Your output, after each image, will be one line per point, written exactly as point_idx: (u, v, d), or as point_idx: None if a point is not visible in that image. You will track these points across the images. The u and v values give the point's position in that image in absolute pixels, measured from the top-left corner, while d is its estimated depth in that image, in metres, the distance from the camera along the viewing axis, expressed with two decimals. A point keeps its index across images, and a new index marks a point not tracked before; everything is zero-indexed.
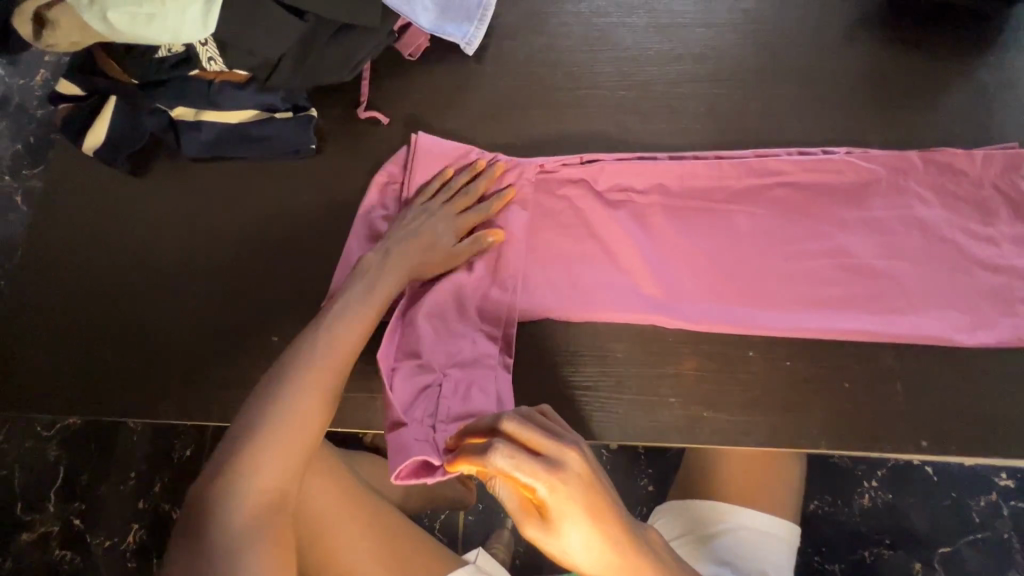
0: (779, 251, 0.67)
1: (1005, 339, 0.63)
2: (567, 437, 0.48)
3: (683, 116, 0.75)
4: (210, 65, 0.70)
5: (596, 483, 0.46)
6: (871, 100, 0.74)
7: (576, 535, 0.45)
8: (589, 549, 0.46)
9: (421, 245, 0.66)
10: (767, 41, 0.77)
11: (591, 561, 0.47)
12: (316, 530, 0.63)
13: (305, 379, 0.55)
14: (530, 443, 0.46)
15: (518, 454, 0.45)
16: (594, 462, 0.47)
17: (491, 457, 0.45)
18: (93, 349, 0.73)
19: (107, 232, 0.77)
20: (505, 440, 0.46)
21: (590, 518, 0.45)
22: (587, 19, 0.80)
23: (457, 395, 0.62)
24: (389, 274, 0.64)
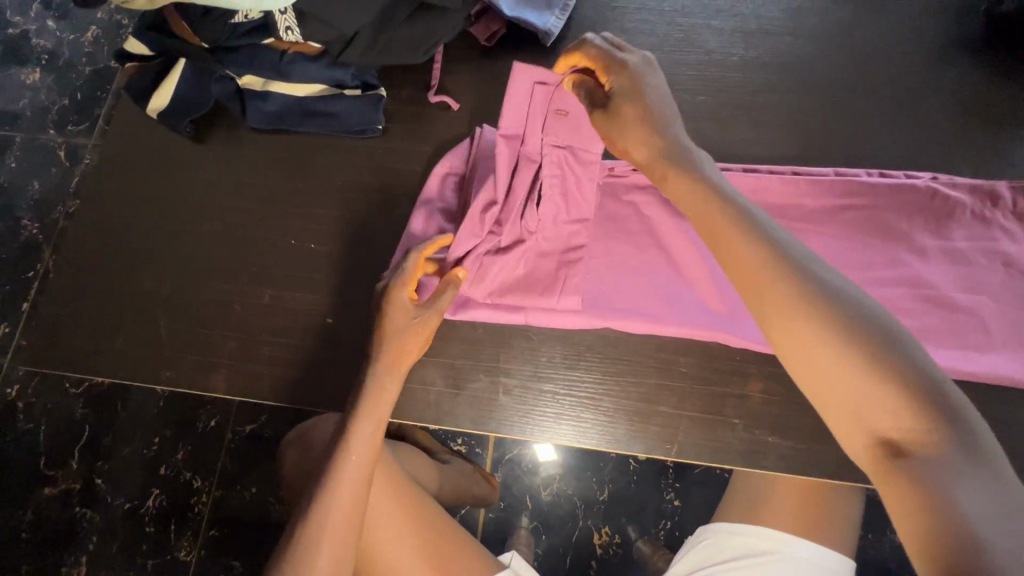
0: (853, 276, 0.64)
1: None
2: (632, 55, 0.58)
3: (763, 127, 0.72)
4: (287, 34, 0.68)
5: (642, 95, 0.56)
6: (963, 126, 0.71)
7: (622, 77, 0.57)
8: (636, 113, 0.55)
9: (403, 348, 0.60)
10: (858, 54, 0.74)
11: (646, 154, 0.54)
12: (370, 528, 0.65)
13: (318, 535, 0.55)
14: (597, 62, 0.58)
15: (600, 51, 0.58)
16: (645, 75, 0.57)
17: (581, 44, 0.59)
18: (141, 314, 0.71)
19: (165, 195, 0.75)
20: (591, 46, 0.58)
21: (639, 97, 0.56)
22: (671, 18, 0.77)
23: (553, 204, 0.63)
24: (379, 390, 0.59)
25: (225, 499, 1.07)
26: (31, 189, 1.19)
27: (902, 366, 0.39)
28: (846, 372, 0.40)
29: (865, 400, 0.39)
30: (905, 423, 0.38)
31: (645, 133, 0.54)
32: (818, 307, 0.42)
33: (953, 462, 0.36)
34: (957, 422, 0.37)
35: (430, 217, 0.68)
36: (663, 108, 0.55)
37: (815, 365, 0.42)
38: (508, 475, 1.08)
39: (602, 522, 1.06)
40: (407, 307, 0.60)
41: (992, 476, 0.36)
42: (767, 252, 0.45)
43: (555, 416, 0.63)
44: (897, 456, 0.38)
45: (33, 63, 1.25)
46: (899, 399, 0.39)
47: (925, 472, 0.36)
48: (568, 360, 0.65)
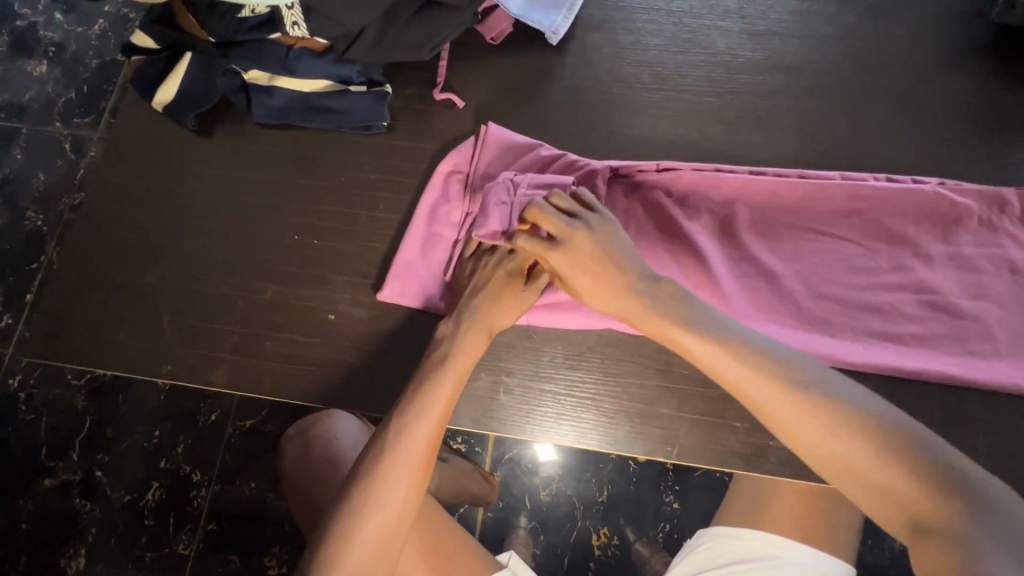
0: (857, 282, 0.64)
1: None
2: (569, 228, 0.58)
3: (770, 130, 0.72)
4: (294, 30, 0.68)
5: (594, 265, 0.58)
6: (972, 132, 0.70)
7: (564, 262, 0.58)
8: (594, 289, 0.58)
9: (495, 318, 0.62)
10: (866, 58, 0.73)
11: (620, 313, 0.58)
12: None
13: (377, 508, 0.55)
14: (535, 251, 0.59)
15: (535, 241, 0.59)
16: (590, 244, 0.58)
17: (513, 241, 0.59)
18: (143, 307, 0.71)
19: (170, 188, 0.75)
20: (524, 239, 0.59)
21: (589, 273, 0.58)
22: (678, 18, 0.76)
23: None
24: (460, 356, 0.60)
25: (224, 493, 1.07)
26: (36, 181, 1.20)
27: (917, 455, 0.46)
28: (872, 469, 0.47)
29: (884, 487, 0.47)
30: (923, 503, 0.45)
31: (612, 293, 0.58)
32: (827, 416, 0.48)
33: (974, 535, 0.43)
34: (969, 495, 0.45)
35: (434, 216, 0.69)
36: (615, 272, 0.58)
37: (839, 467, 0.48)
38: (508, 474, 1.08)
39: (600, 524, 1.06)
40: (516, 279, 0.63)
41: (1006, 535, 0.43)
42: (770, 372, 0.50)
43: (555, 417, 0.63)
44: (924, 534, 0.45)
45: (39, 55, 1.25)
46: (920, 484, 0.46)
47: (952, 550, 0.44)
48: (569, 361, 0.64)
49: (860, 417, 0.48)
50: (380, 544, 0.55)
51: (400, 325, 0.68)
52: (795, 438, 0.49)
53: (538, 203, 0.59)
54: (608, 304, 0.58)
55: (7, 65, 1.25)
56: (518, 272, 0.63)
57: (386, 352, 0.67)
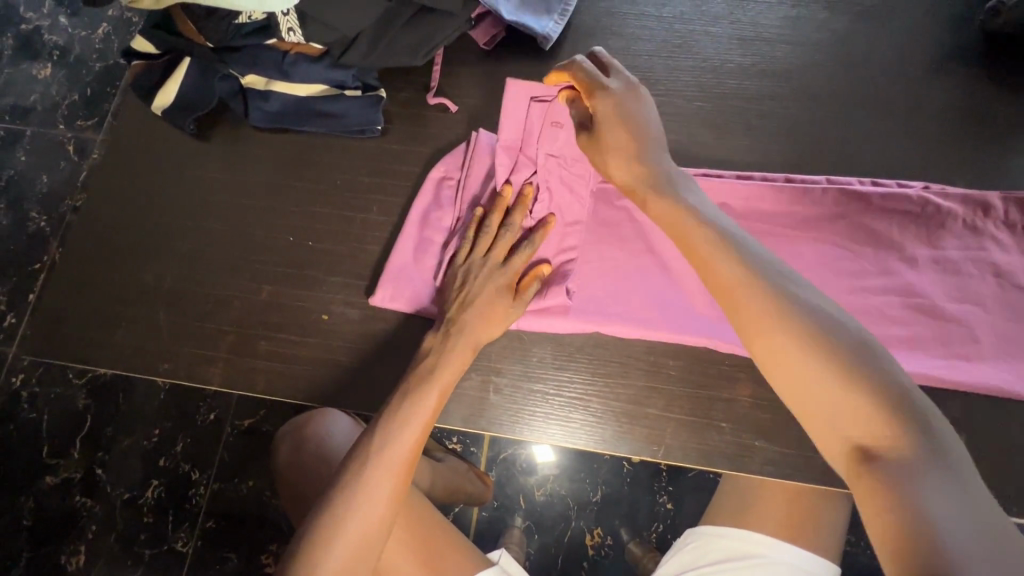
0: (843, 284, 0.65)
1: None
2: (621, 84, 0.61)
3: (759, 134, 0.72)
4: (289, 35, 0.69)
5: (628, 129, 0.60)
6: (959, 137, 0.71)
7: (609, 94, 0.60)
8: (623, 143, 0.60)
9: (483, 334, 0.63)
10: (854, 63, 0.74)
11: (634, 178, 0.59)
12: None
13: (358, 508, 0.57)
14: (583, 89, 0.61)
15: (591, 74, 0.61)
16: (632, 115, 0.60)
17: (573, 62, 0.61)
18: (142, 307, 0.72)
19: (169, 190, 0.77)
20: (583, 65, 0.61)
21: (625, 132, 0.60)
22: (669, 24, 0.77)
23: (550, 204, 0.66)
24: (446, 371, 0.61)
25: (222, 491, 1.09)
26: (40, 182, 1.22)
27: (880, 386, 0.44)
28: (828, 391, 0.45)
29: (836, 407, 0.44)
30: (874, 429, 0.43)
31: (633, 163, 0.59)
32: (793, 321, 0.47)
33: (922, 467, 0.41)
34: (929, 437, 0.42)
35: (426, 221, 0.70)
36: (641, 133, 0.60)
37: (795, 378, 0.46)
38: (502, 474, 1.09)
39: (594, 523, 1.07)
40: (506, 293, 0.63)
41: (959, 485, 0.40)
42: (755, 273, 0.50)
43: (544, 416, 0.64)
44: (869, 459, 0.43)
45: (44, 58, 1.27)
46: (876, 414, 0.43)
47: (893, 478, 0.41)
48: (559, 361, 0.65)
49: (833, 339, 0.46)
50: (353, 551, 0.56)
51: (392, 326, 0.69)
52: (759, 348, 0.48)
53: (599, 51, 0.64)
54: (621, 162, 0.60)
55: (12, 68, 1.27)
56: (506, 285, 0.64)
57: (378, 352, 0.68)
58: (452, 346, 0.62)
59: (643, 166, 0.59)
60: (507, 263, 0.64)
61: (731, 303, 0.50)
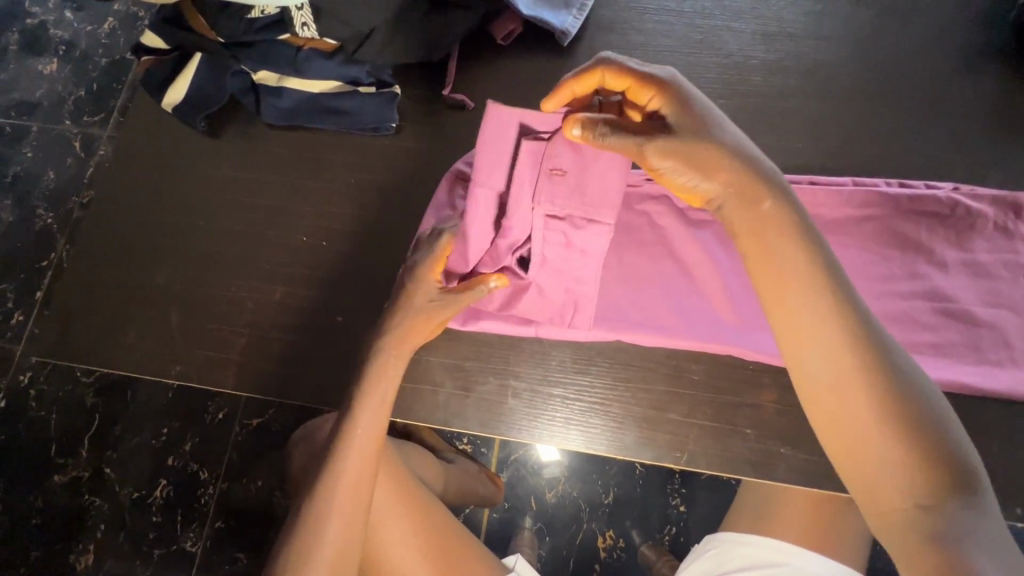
0: (869, 289, 0.63)
1: None
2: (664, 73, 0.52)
3: (782, 133, 0.71)
4: (303, 30, 0.68)
5: (700, 114, 0.51)
6: (989, 135, 0.69)
7: (662, 90, 0.52)
8: (703, 134, 0.50)
9: (408, 332, 0.61)
10: (881, 60, 0.72)
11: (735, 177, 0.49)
12: (381, 528, 0.66)
13: (324, 523, 0.57)
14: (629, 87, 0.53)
15: (629, 71, 0.52)
16: (694, 99, 0.51)
17: (602, 64, 0.52)
18: (153, 308, 0.71)
19: (179, 189, 0.75)
20: (618, 64, 0.52)
21: (700, 120, 0.50)
22: (690, 19, 0.76)
23: (553, 261, 0.61)
24: (381, 369, 0.61)
25: (231, 491, 1.08)
26: (47, 178, 1.20)
27: (938, 442, 0.42)
28: (879, 438, 0.43)
29: (885, 457, 0.42)
30: (922, 482, 0.41)
31: (724, 164, 0.49)
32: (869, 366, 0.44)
33: (971, 526, 0.39)
34: (978, 498, 0.40)
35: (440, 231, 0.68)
36: (713, 114, 0.51)
37: (844, 420, 0.44)
38: (513, 476, 1.08)
39: (606, 526, 1.05)
40: (433, 289, 0.61)
41: (1001, 546, 0.39)
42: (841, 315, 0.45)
43: (564, 421, 0.63)
44: (916, 512, 0.41)
45: (50, 53, 1.26)
46: (927, 465, 0.41)
47: (942, 535, 0.39)
48: (579, 365, 0.64)
49: (898, 387, 0.43)
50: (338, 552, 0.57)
51: None
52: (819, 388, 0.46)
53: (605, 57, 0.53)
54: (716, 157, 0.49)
55: (18, 63, 1.25)
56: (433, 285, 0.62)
57: None
58: (378, 359, 0.61)
59: (745, 160, 0.50)
60: (433, 259, 0.61)
61: (791, 338, 0.47)
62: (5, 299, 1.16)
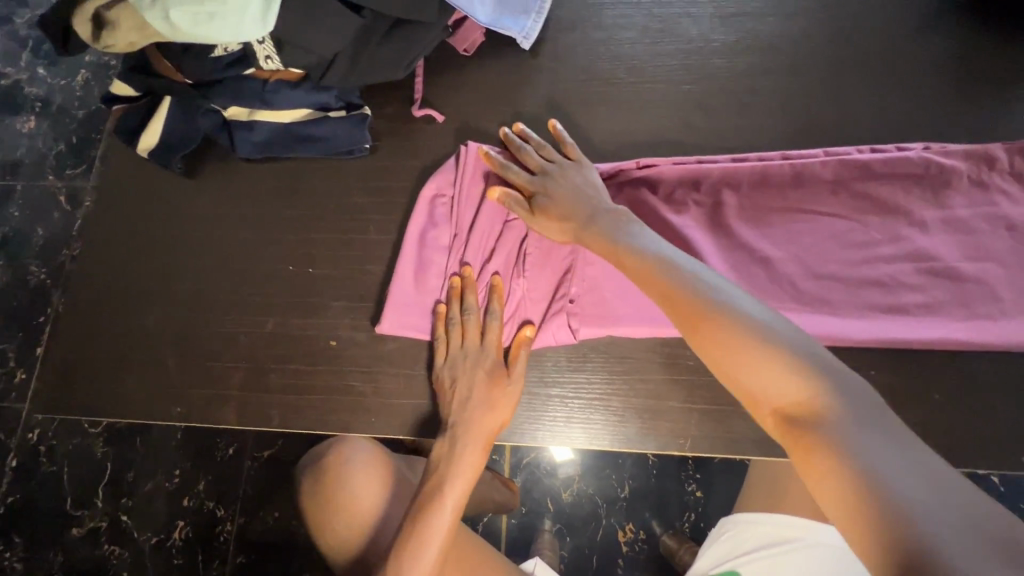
0: (852, 256, 0.64)
1: None
2: (547, 167, 0.64)
3: (752, 111, 0.71)
4: (267, 63, 0.68)
5: (560, 204, 0.61)
6: (956, 91, 0.70)
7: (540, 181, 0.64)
8: (560, 213, 0.61)
9: (485, 426, 0.61)
10: (841, 29, 0.73)
11: (586, 236, 0.59)
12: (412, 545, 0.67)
13: None
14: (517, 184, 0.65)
15: (517, 172, 0.65)
16: (564, 186, 0.62)
17: (501, 170, 0.66)
18: (148, 353, 0.72)
19: (163, 232, 0.76)
20: (508, 168, 0.65)
21: (558, 209, 0.61)
22: (649, 10, 0.76)
23: (541, 250, 0.66)
24: (472, 441, 0.60)
25: (249, 526, 1.08)
26: (36, 235, 1.21)
27: (797, 348, 0.44)
28: (753, 362, 0.44)
29: (762, 376, 0.43)
30: (803, 394, 0.42)
31: (576, 225, 0.60)
32: (718, 310, 0.47)
33: (854, 423, 0.39)
34: (850, 390, 0.41)
35: (424, 241, 0.69)
36: (579, 194, 0.61)
37: (726, 359, 0.45)
38: (528, 478, 1.08)
39: (625, 519, 1.05)
40: (499, 373, 0.62)
41: (895, 438, 0.38)
42: (684, 281, 0.50)
43: (565, 420, 0.63)
44: (801, 424, 0.41)
45: (27, 110, 1.27)
46: (794, 377, 0.42)
47: (827, 434, 0.39)
48: (574, 363, 0.64)
49: (744, 319, 0.46)
50: None
51: (401, 345, 0.68)
52: (698, 332, 0.47)
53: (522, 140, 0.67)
54: (570, 225, 0.60)
55: None
56: (499, 363, 0.62)
57: (388, 373, 0.67)
58: (465, 437, 0.61)
59: (587, 220, 0.59)
60: (487, 343, 0.63)
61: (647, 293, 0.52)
62: (6, 359, 1.16)
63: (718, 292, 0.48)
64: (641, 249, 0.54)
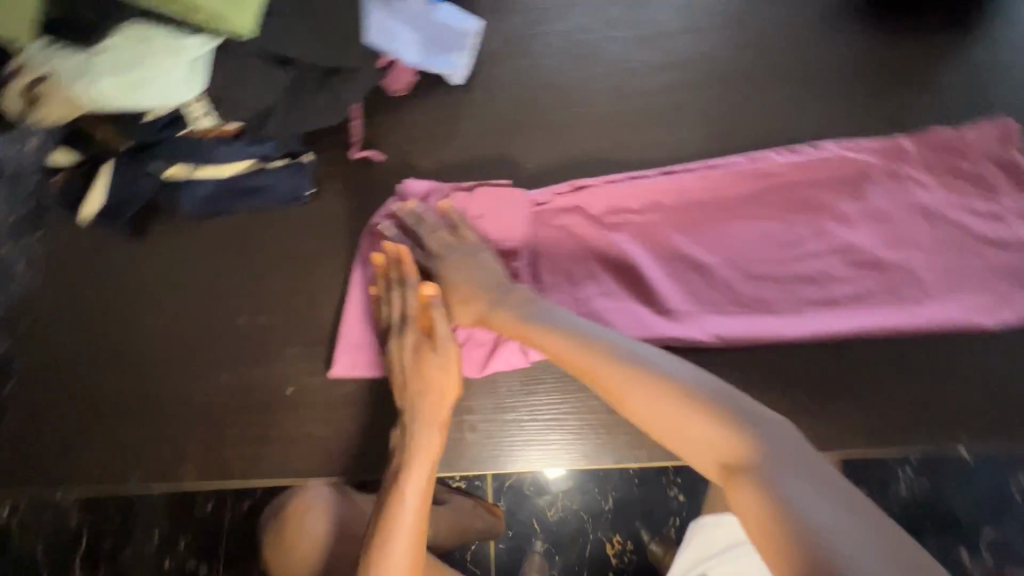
0: (782, 254, 0.67)
1: (1014, 318, 0.63)
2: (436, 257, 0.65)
3: (677, 125, 0.74)
4: (199, 121, 0.70)
5: (467, 294, 0.63)
6: (864, 90, 0.73)
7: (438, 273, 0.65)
8: (468, 305, 0.63)
9: (431, 408, 0.62)
10: (752, 40, 0.77)
11: (502, 322, 0.60)
12: None
13: None
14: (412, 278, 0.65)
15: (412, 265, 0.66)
16: (464, 272, 0.64)
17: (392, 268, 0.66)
18: (105, 420, 0.71)
19: (113, 296, 0.76)
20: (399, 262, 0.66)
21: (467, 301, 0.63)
22: (571, 37, 0.79)
23: None
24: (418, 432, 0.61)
25: None
26: None
27: (715, 396, 0.48)
28: (681, 417, 0.48)
29: (691, 432, 0.47)
30: (727, 444, 0.45)
31: (488, 311, 0.62)
32: (642, 373, 0.51)
33: (776, 463, 0.43)
34: (768, 431, 0.45)
35: (371, 279, 0.71)
36: (484, 279, 0.63)
37: (659, 419, 0.49)
38: (511, 500, 1.07)
39: (611, 531, 1.05)
40: (427, 346, 0.63)
41: (815, 473, 0.42)
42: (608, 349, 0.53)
43: (524, 443, 0.64)
44: (734, 472, 0.44)
45: None
46: (717, 429, 0.46)
47: (756, 479, 0.42)
48: (527, 386, 0.66)
49: (663, 380, 0.50)
50: None
51: (359, 384, 0.69)
52: (631, 407, 0.50)
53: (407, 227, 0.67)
54: (479, 312, 0.62)
55: None
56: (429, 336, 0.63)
57: (348, 414, 0.68)
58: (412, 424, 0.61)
59: (501, 300, 0.61)
60: (412, 316, 0.64)
61: (577, 362, 0.55)
62: None
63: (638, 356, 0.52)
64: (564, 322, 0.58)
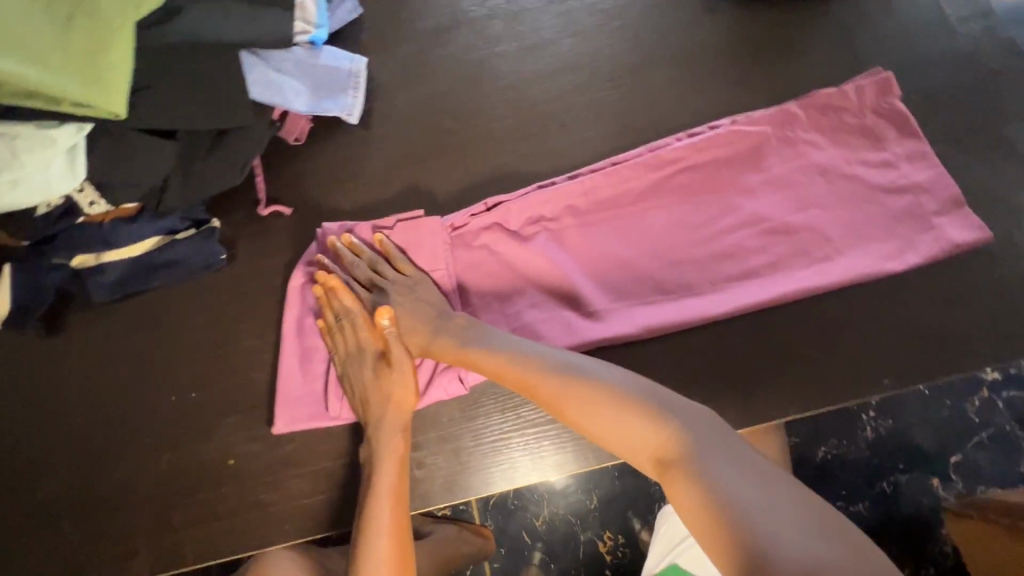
0: (696, 237, 0.68)
1: (920, 258, 0.66)
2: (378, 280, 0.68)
3: (576, 128, 0.75)
4: (94, 207, 0.70)
5: (404, 319, 0.66)
6: (746, 64, 0.76)
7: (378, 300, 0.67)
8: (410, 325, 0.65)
9: (393, 427, 0.63)
10: (634, 34, 0.78)
11: (441, 346, 0.63)
12: None
13: None
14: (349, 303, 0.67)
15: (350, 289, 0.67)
16: (400, 297, 0.67)
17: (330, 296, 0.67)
18: (48, 528, 0.68)
19: (36, 400, 0.73)
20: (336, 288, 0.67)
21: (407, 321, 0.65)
22: (460, 58, 0.80)
23: None
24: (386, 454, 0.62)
25: None
26: None
27: (640, 394, 0.51)
28: (613, 419, 0.51)
29: (622, 433, 0.50)
30: (655, 437, 0.49)
31: (429, 335, 0.64)
32: (573, 384, 0.54)
33: (700, 448, 0.47)
34: (690, 419, 0.49)
35: (303, 331, 0.71)
36: (422, 301, 0.66)
37: (593, 424, 0.52)
38: (498, 518, 1.07)
39: (601, 529, 1.06)
40: (386, 370, 0.65)
41: (734, 452, 0.47)
42: (540, 365, 0.57)
43: (472, 467, 0.65)
44: (666, 465, 0.47)
45: None
46: (645, 425, 0.49)
47: (685, 467, 0.46)
48: (467, 411, 0.67)
49: (592, 387, 0.53)
50: None
51: (305, 441, 0.68)
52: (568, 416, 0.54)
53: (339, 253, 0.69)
54: (419, 335, 0.65)
55: None
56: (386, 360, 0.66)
57: (299, 474, 0.67)
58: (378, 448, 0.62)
59: (437, 325, 0.64)
60: (368, 343, 0.66)
61: (514, 382, 0.57)
62: None
63: (565, 367, 0.55)
64: (496, 344, 0.60)
